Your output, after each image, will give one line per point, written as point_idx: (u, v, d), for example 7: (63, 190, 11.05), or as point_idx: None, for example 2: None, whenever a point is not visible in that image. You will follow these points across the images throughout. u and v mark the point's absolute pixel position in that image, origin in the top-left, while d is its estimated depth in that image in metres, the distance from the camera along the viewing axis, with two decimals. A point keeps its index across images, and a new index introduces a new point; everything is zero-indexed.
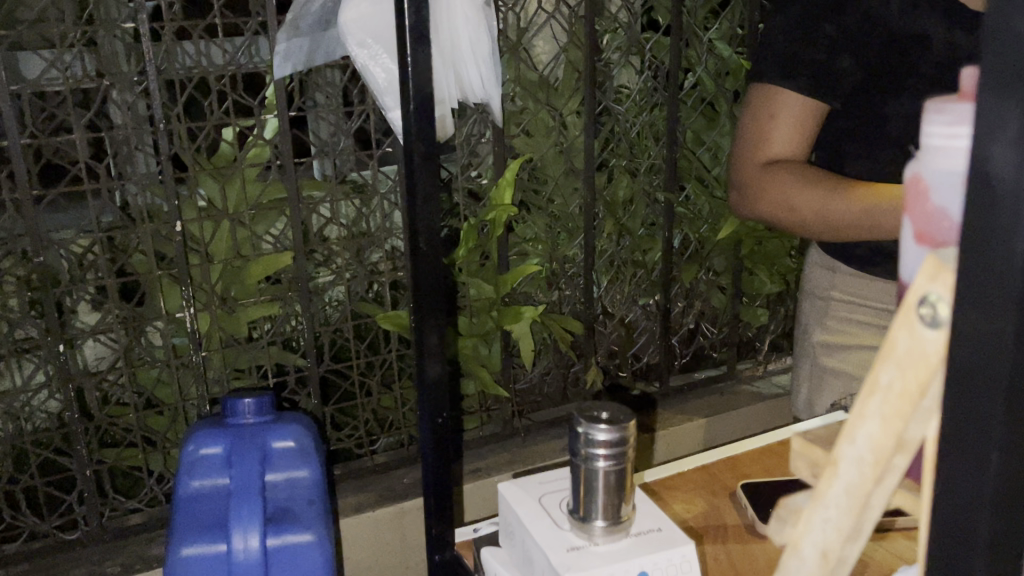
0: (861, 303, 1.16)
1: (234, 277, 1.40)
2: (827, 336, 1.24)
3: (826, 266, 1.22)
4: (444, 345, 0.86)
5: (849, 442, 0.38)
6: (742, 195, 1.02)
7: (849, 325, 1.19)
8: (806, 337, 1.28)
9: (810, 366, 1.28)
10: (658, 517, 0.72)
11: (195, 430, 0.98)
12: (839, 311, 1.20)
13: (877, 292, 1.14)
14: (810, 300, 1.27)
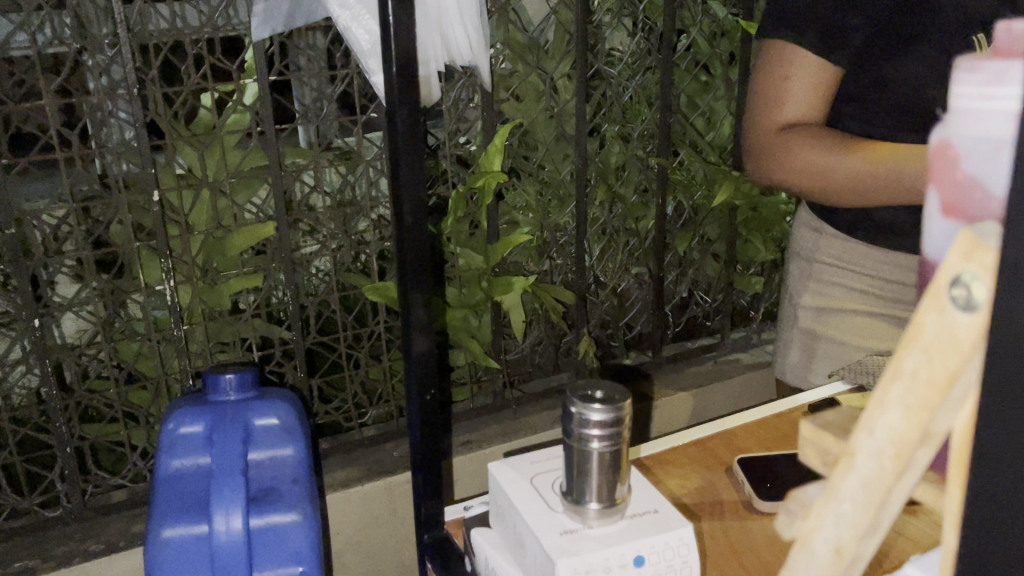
0: (844, 267, 1.14)
1: (215, 248, 1.35)
2: (812, 300, 1.21)
3: (812, 228, 1.19)
4: (431, 319, 0.83)
5: (867, 433, 0.35)
6: (758, 161, 0.99)
7: (834, 290, 1.17)
8: (790, 301, 1.26)
9: (791, 330, 1.26)
10: (655, 499, 0.69)
11: (175, 407, 0.95)
12: (823, 275, 1.17)
13: (862, 257, 1.12)
14: (796, 261, 1.24)
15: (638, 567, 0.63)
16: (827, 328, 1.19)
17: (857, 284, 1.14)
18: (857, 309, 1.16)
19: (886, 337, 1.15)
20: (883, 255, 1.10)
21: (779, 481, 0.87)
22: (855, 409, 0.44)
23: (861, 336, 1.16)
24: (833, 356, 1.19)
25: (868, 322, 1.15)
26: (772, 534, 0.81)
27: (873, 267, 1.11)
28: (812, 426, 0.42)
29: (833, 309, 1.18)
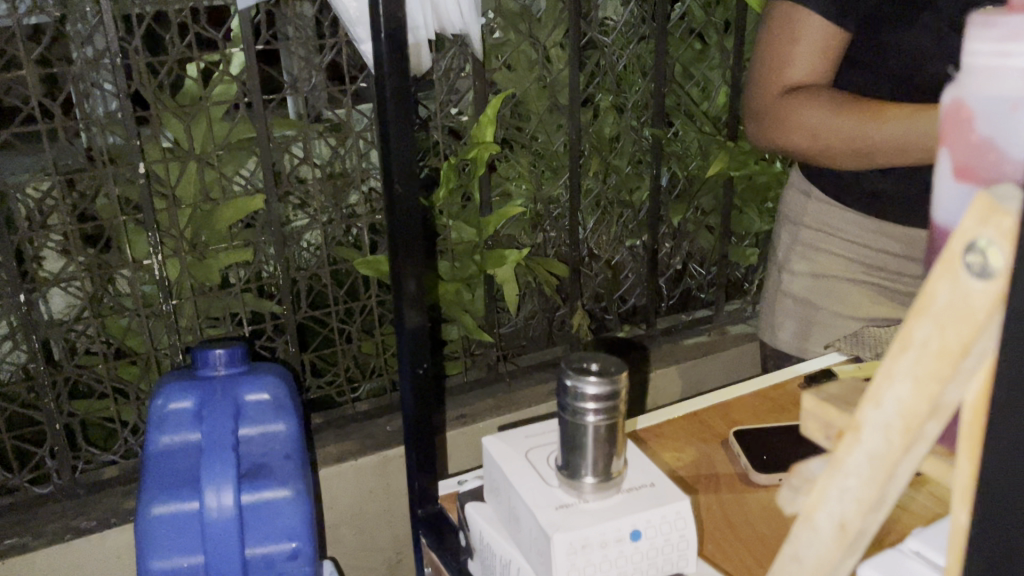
0: (831, 233, 1.18)
1: (204, 222, 1.33)
2: (794, 263, 1.24)
3: (802, 191, 1.22)
4: (423, 292, 0.82)
5: (875, 406, 0.34)
6: (761, 126, 0.99)
7: (820, 255, 1.20)
8: (777, 267, 1.29)
9: (772, 292, 1.30)
10: (651, 472, 0.68)
11: (163, 383, 0.93)
12: (809, 240, 1.21)
13: (851, 225, 1.15)
14: (782, 223, 1.27)
15: (635, 541, 0.63)
16: (805, 291, 1.23)
17: (841, 250, 1.18)
18: (839, 275, 1.19)
19: (865, 304, 1.20)
20: (871, 224, 1.14)
21: (776, 453, 0.86)
22: (859, 381, 0.43)
23: (841, 302, 1.21)
24: (809, 319, 1.23)
25: (848, 288, 1.20)
26: (769, 507, 0.80)
27: (861, 234, 1.15)
28: (816, 399, 0.41)
29: (815, 273, 1.22)
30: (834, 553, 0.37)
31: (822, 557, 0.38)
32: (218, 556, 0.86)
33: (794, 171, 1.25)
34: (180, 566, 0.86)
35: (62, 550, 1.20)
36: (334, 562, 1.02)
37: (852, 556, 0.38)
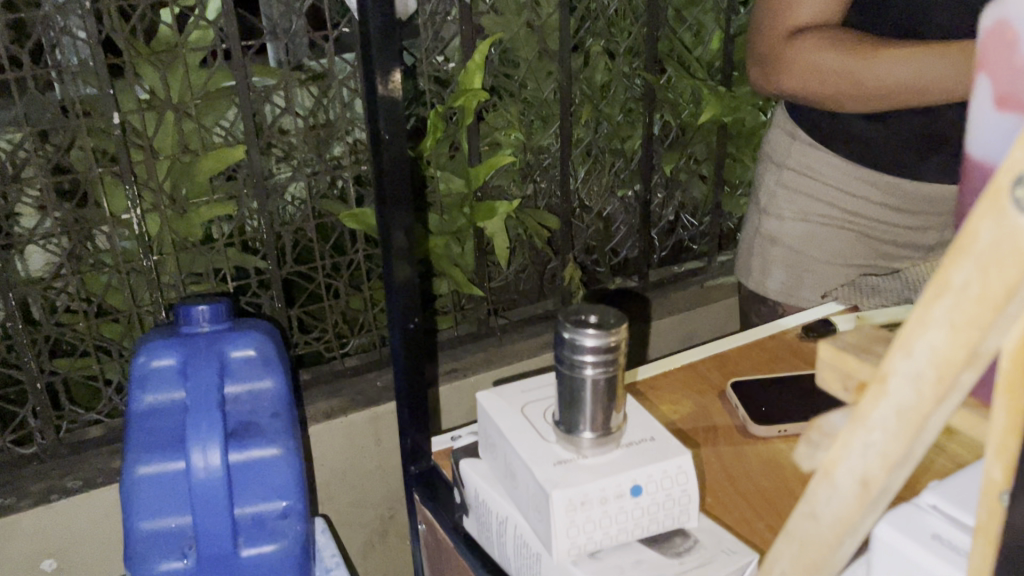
0: (814, 178, 1.19)
1: (183, 175, 1.28)
2: (774, 207, 1.26)
3: (787, 133, 1.22)
4: (412, 245, 0.79)
5: (904, 355, 0.32)
6: (765, 69, 0.99)
7: (800, 198, 1.22)
8: (758, 210, 1.30)
9: (752, 236, 1.32)
10: (651, 426, 0.66)
11: (145, 340, 0.90)
12: (792, 183, 1.22)
13: (835, 171, 1.16)
14: (767, 164, 1.27)
15: (635, 496, 0.61)
16: (783, 234, 1.25)
17: (822, 195, 1.19)
18: (817, 220, 1.22)
19: (841, 249, 1.23)
20: (854, 171, 1.15)
21: (775, 405, 0.85)
22: (878, 330, 0.41)
23: (818, 246, 1.23)
24: (787, 263, 1.26)
25: (825, 233, 1.22)
26: (768, 458, 0.79)
27: (844, 181, 1.16)
28: (834, 348, 0.39)
29: (795, 217, 1.23)
30: (854, 510, 0.36)
31: (842, 515, 0.36)
32: (206, 516, 0.84)
33: (779, 110, 1.26)
34: (167, 526, 0.85)
35: (49, 511, 1.18)
36: (326, 521, 1.01)
37: (873, 513, 0.36)
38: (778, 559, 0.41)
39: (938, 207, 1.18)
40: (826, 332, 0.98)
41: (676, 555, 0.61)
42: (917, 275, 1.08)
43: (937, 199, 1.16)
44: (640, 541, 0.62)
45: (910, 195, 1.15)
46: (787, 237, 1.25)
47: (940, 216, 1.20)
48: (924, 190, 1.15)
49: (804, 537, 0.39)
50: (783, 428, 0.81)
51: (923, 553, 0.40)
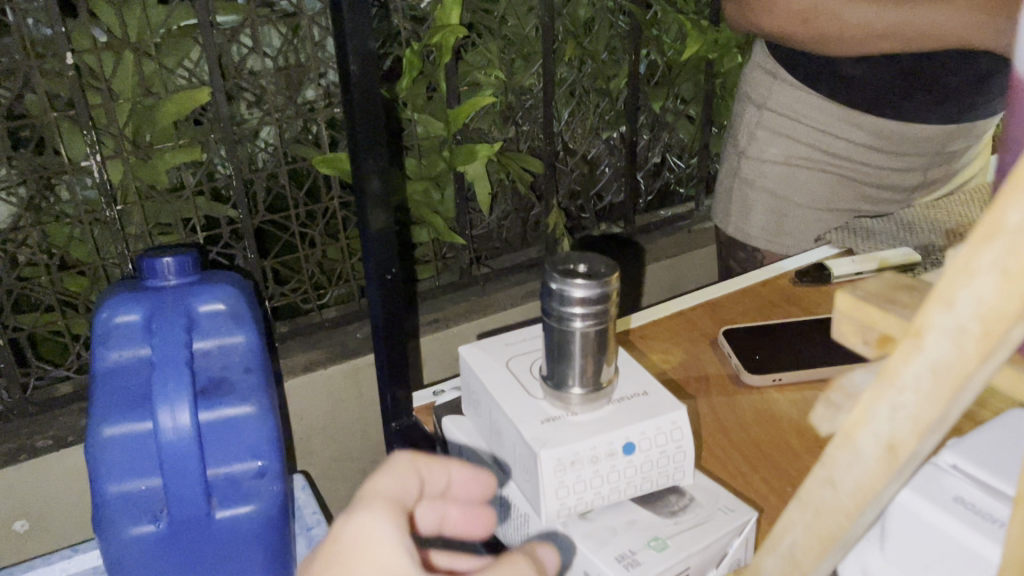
0: (795, 120, 1.14)
1: (146, 119, 1.20)
2: (753, 149, 1.21)
3: (767, 72, 1.17)
4: (389, 189, 0.76)
5: (944, 307, 0.29)
6: (747, 8, 1.03)
7: (780, 141, 1.17)
8: (737, 152, 1.25)
9: (730, 179, 1.27)
10: (643, 380, 0.63)
11: (107, 295, 0.85)
12: (772, 125, 1.17)
13: (817, 111, 1.12)
14: (745, 105, 1.23)
15: (627, 455, 0.58)
16: (763, 177, 1.21)
17: (804, 137, 1.15)
18: (799, 163, 1.17)
19: (824, 193, 1.19)
20: (839, 112, 1.11)
21: (769, 353, 0.82)
22: (900, 276, 0.37)
23: (800, 190, 1.19)
24: (770, 208, 1.21)
25: (807, 176, 1.18)
26: (762, 408, 0.76)
27: (828, 123, 1.12)
28: (852, 297, 0.35)
29: (777, 160, 1.18)
30: (878, 478, 0.33)
31: (863, 482, 0.33)
32: (176, 479, 0.80)
33: (758, 48, 1.21)
34: (137, 489, 0.81)
35: (18, 471, 1.14)
36: (305, 477, 0.97)
37: (899, 481, 0.33)
38: (790, 528, 0.38)
39: (923, 147, 1.14)
40: (821, 277, 0.95)
41: (671, 515, 0.57)
42: (913, 217, 1.04)
43: (922, 139, 1.12)
44: (633, 501, 0.59)
45: (895, 136, 1.11)
46: (766, 181, 1.21)
47: (924, 157, 1.16)
48: (909, 130, 1.10)
49: (820, 504, 0.36)
50: (779, 377, 0.78)
51: (948, 519, 0.37)
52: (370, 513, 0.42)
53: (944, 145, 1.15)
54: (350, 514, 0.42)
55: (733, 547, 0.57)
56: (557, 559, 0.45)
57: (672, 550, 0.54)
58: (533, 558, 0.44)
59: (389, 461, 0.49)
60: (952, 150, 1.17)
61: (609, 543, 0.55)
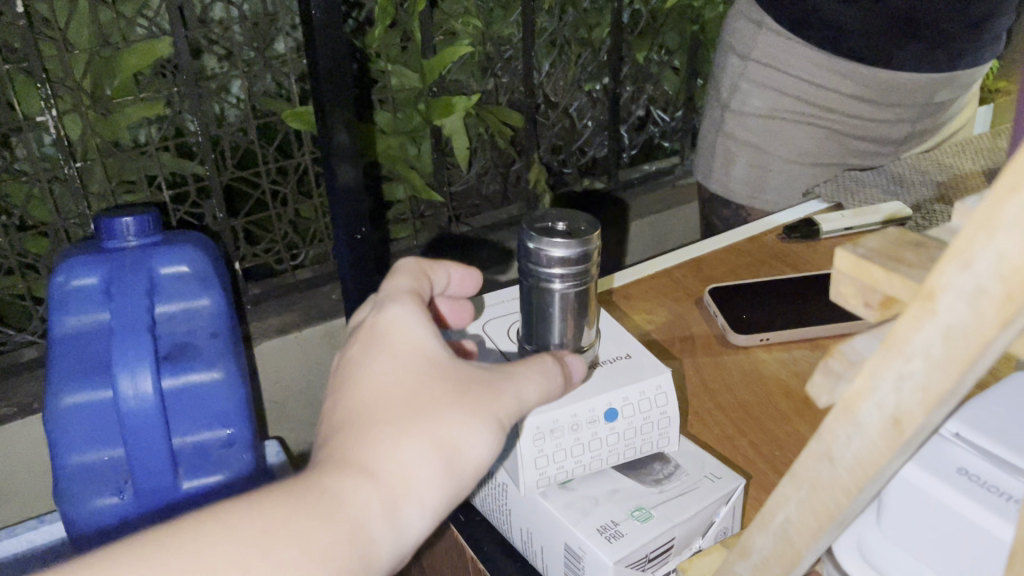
0: (780, 70, 1.11)
1: (106, 71, 1.11)
2: (737, 101, 1.17)
3: (752, 20, 1.13)
4: (356, 144, 0.78)
5: (962, 267, 0.25)
6: None
7: (765, 93, 1.13)
8: (720, 104, 1.21)
9: (712, 133, 1.24)
10: (626, 342, 0.60)
11: (63, 256, 0.80)
12: (757, 76, 1.14)
13: (803, 60, 1.08)
14: (729, 56, 1.19)
15: (610, 421, 0.55)
16: (744, 131, 1.18)
17: (790, 88, 1.11)
18: (784, 115, 1.14)
19: (809, 146, 1.15)
20: (825, 61, 1.07)
21: (755, 312, 0.79)
22: (904, 232, 0.34)
23: (784, 144, 1.16)
24: (754, 163, 1.18)
25: (792, 129, 1.14)
26: (748, 368, 0.74)
27: (813, 72, 1.09)
28: (852, 255, 0.32)
29: (760, 112, 1.15)
30: (881, 452, 0.30)
31: (865, 457, 0.30)
32: (139, 451, 0.77)
33: None
34: (101, 459, 0.78)
35: None
36: (279, 442, 0.94)
37: (903, 455, 0.30)
38: (783, 504, 0.35)
39: (910, 98, 1.10)
40: (809, 233, 0.92)
41: (656, 483, 0.55)
42: (904, 168, 1.01)
43: (909, 89, 1.09)
44: (616, 469, 0.56)
45: (883, 86, 1.07)
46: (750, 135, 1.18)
47: (912, 109, 1.13)
48: (897, 79, 1.07)
49: (815, 479, 0.33)
50: (766, 336, 0.76)
51: (954, 494, 0.35)
52: (400, 303, 0.46)
53: (932, 95, 1.11)
54: (383, 308, 0.46)
55: (720, 516, 0.55)
56: (583, 368, 0.52)
57: (657, 521, 0.51)
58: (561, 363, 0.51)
59: (405, 264, 0.52)
60: (940, 101, 1.13)
61: (591, 512, 0.52)
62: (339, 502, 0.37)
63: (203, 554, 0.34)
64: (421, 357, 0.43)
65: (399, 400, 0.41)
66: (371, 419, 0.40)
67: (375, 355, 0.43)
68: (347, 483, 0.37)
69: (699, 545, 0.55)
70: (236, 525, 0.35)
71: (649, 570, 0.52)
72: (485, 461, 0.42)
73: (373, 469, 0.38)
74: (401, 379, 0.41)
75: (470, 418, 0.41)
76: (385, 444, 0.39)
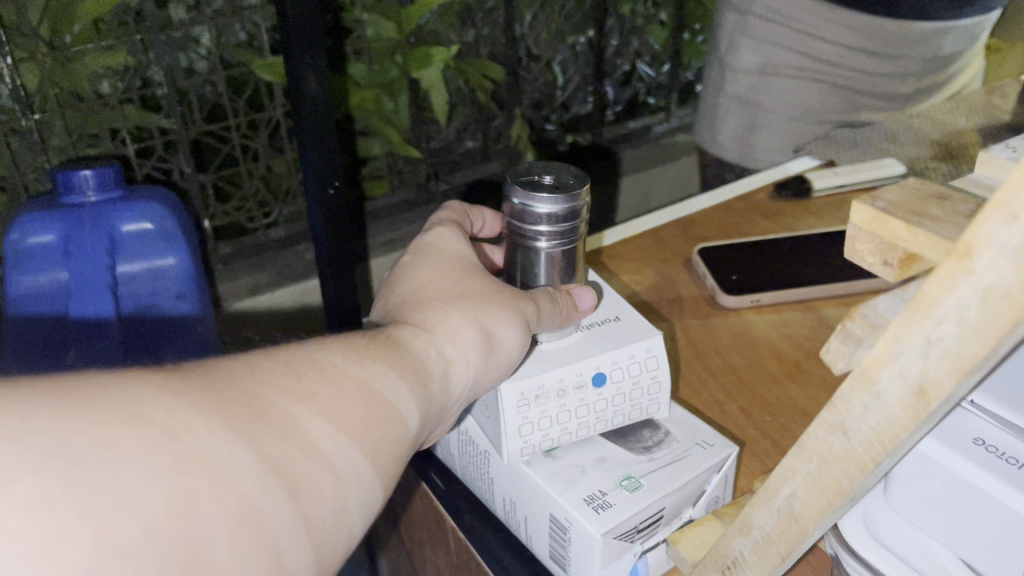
0: (783, 25, 1.10)
1: (63, 16, 0.99)
2: (738, 60, 1.16)
3: None
4: (326, 92, 0.73)
5: (1007, 220, 0.22)
6: None
7: (768, 50, 1.13)
8: (718, 63, 1.21)
9: (712, 91, 1.24)
10: (616, 305, 0.58)
11: (17, 213, 0.75)
12: (757, 32, 1.12)
13: (806, 13, 1.08)
14: (728, 12, 1.16)
15: (597, 387, 0.52)
16: (742, 89, 1.18)
17: (793, 44, 1.11)
18: (786, 72, 1.14)
19: (813, 104, 1.15)
20: (828, 13, 1.07)
21: (746, 272, 0.77)
22: (925, 185, 0.31)
23: (786, 103, 1.15)
24: (756, 123, 1.18)
25: (795, 87, 1.14)
26: (739, 330, 0.71)
27: (816, 26, 1.08)
28: (871, 208, 0.29)
29: (757, 70, 1.15)
30: (903, 426, 0.27)
31: (883, 431, 0.28)
32: None
33: None
34: None
35: None
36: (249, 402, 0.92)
37: (926, 428, 0.27)
38: (789, 479, 0.32)
39: (916, 50, 1.10)
40: (801, 190, 0.90)
41: (645, 451, 0.52)
42: (897, 128, 1.00)
43: (913, 41, 1.08)
44: (604, 436, 0.54)
45: (887, 38, 1.07)
46: (754, 94, 1.17)
47: (917, 62, 1.11)
48: (894, 26, 1.06)
49: (827, 453, 0.30)
50: (757, 299, 0.73)
51: (969, 468, 0.32)
52: (444, 229, 0.56)
53: (938, 46, 1.10)
54: (430, 231, 0.56)
55: (712, 485, 0.53)
56: (589, 297, 0.54)
57: (647, 490, 0.49)
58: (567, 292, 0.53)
59: (450, 209, 0.61)
60: (946, 54, 1.12)
61: (578, 482, 0.50)
62: (407, 339, 0.43)
63: (315, 354, 0.38)
64: (465, 262, 0.53)
65: (449, 288, 0.49)
66: (428, 297, 0.48)
67: (426, 258, 0.53)
68: (411, 330, 0.45)
69: (689, 515, 0.53)
70: (339, 340, 0.40)
71: (638, 541, 0.49)
72: (514, 344, 0.49)
73: (429, 326, 0.46)
74: (451, 274, 0.51)
75: (502, 305, 0.49)
76: (440, 312, 0.47)
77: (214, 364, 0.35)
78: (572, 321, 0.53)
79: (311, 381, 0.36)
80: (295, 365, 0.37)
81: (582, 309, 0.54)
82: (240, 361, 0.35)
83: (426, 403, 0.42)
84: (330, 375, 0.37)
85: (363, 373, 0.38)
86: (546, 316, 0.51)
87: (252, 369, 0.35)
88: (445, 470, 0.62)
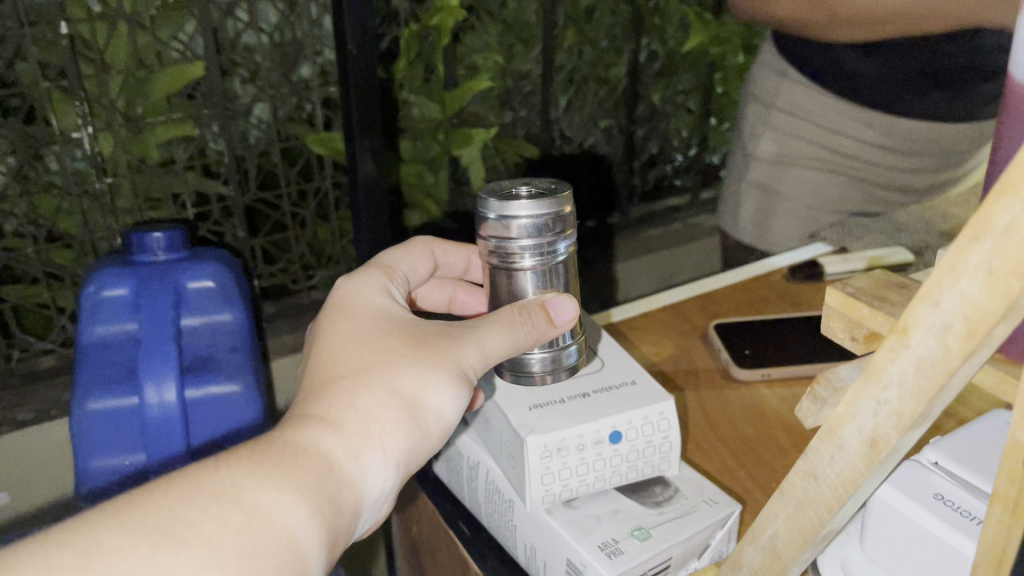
0: (803, 118, 1.17)
1: (139, 91, 1.08)
2: (765, 149, 1.23)
3: (775, 71, 1.19)
4: (380, 172, 0.82)
5: (930, 305, 0.28)
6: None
7: (790, 142, 1.20)
8: (743, 152, 1.29)
9: (736, 179, 1.32)
10: (633, 369, 0.63)
11: (94, 270, 0.84)
12: (780, 124, 1.20)
13: (827, 110, 1.15)
14: (753, 105, 1.25)
15: (613, 443, 0.57)
16: (758, 175, 1.26)
17: (814, 137, 1.18)
18: (805, 163, 1.21)
19: (831, 193, 1.23)
20: (849, 111, 1.14)
21: (759, 348, 0.82)
22: (890, 274, 0.37)
23: (803, 190, 1.23)
24: (774, 207, 1.26)
25: (814, 176, 1.22)
26: (750, 402, 0.76)
27: (836, 122, 1.15)
28: (842, 292, 0.35)
29: (773, 158, 1.23)
30: (861, 472, 0.32)
31: (846, 476, 0.33)
32: (161, 453, 0.80)
33: (765, 47, 1.23)
34: (119, 465, 0.80)
35: None
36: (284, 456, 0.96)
37: (879, 474, 0.33)
38: (772, 520, 0.38)
39: (931, 147, 1.16)
40: (813, 274, 0.95)
41: (655, 505, 0.57)
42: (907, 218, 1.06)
43: (929, 139, 1.15)
44: (618, 490, 0.59)
45: (905, 134, 1.14)
46: (776, 180, 1.24)
47: (931, 158, 1.19)
48: (912, 126, 1.13)
49: (802, 496, 0.35)
50: (768, 372, 0.78)
51: (934, 520, 0.37)
52: (354, 287, 0.56)
53: (955, 144, 1.17)
54: (341, 290, 0.55)
55: (716, 539, 0.57)
56: (569, 308, 0.53)
57: (655, 540, 0.54)
58: (541, 306, 0.52)
59: (383, 259, 0.62)
60: (961, 150, 1.19)
61: (592, 531, 0.55)
62: (308, 441, 0.43)
63: (171, 512, 0.37)
64: (380, 323, 0.52)
65: (356, 360, 0.49)
66: (332, 376, 0.48)
67: (338, 322, 0.52)
68: (314, 428, 0.44)
69: (694, 566, 0.57)
70: (217, 472, 0.39)
71: None
72: (441, 408, 0.50)
73: (334, 417, 0.45)
74: (362, 340, 0.50)
75: (422, 372, 0.50)
76: (345, 394, 0.47)
77: (50, 553, 0.34)
78: (549, 335, 0.53)
79: (166, 556, 0.35)
80: (147, 528, 0.36)
81: (560, 322, 0.52)
82: (86, 539, 0.35)
83: (339, 510, 0.42)
84: (200, 532, 0.36)
85: (243, 513, 0.38)
86: (493, 354, 0.52)
87: (93, 555, 0.34)
88: (472, 519, 0.67)
